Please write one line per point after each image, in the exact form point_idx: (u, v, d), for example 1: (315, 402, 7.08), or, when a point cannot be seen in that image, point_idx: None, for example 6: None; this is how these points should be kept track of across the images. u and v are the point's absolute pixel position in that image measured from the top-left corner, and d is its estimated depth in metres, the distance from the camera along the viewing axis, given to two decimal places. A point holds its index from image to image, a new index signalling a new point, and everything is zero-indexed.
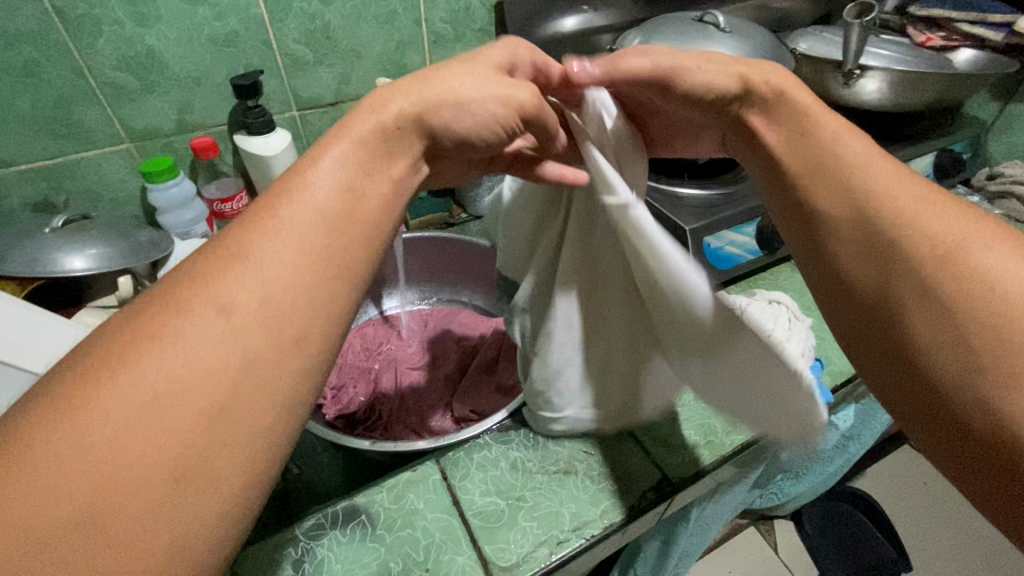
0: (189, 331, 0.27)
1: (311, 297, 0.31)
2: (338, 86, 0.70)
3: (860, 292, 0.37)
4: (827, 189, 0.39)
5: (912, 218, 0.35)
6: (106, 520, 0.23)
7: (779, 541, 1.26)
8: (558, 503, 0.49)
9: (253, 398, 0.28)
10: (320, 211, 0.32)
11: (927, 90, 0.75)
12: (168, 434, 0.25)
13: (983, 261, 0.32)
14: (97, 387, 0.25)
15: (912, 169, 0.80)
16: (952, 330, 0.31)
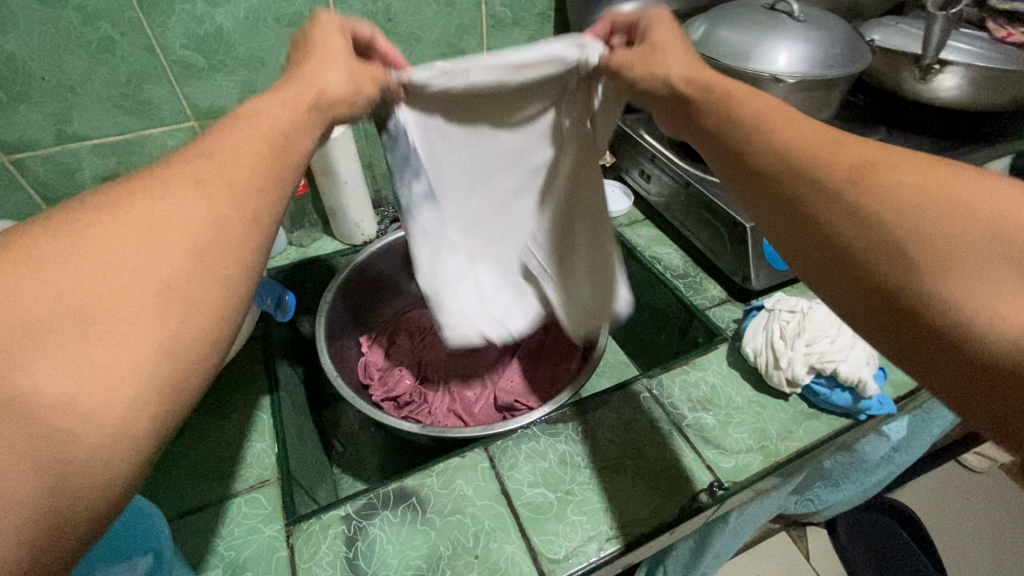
0: (144, 202, 0.27)
1: (262, 183, 0.32)
2: None
3: (801, 209, 0.33)
4: (743, 141, 0.38)
5: (816, 148, 0.34)
6: (77, 342, 0.23)
7: (812, 548, 1.24)
8: (606, 498, 0.49)
9: (217, 260, 0.28)
10: (253, 132, 0.34)
11: (1010, 89, 0.71)
12: (130, 285, 0.25)
13: (892, 170, 0.31)
14: (54, 243, 0.25)
15: (988, 171, 0.76)
16: (884, 237, 0.29)
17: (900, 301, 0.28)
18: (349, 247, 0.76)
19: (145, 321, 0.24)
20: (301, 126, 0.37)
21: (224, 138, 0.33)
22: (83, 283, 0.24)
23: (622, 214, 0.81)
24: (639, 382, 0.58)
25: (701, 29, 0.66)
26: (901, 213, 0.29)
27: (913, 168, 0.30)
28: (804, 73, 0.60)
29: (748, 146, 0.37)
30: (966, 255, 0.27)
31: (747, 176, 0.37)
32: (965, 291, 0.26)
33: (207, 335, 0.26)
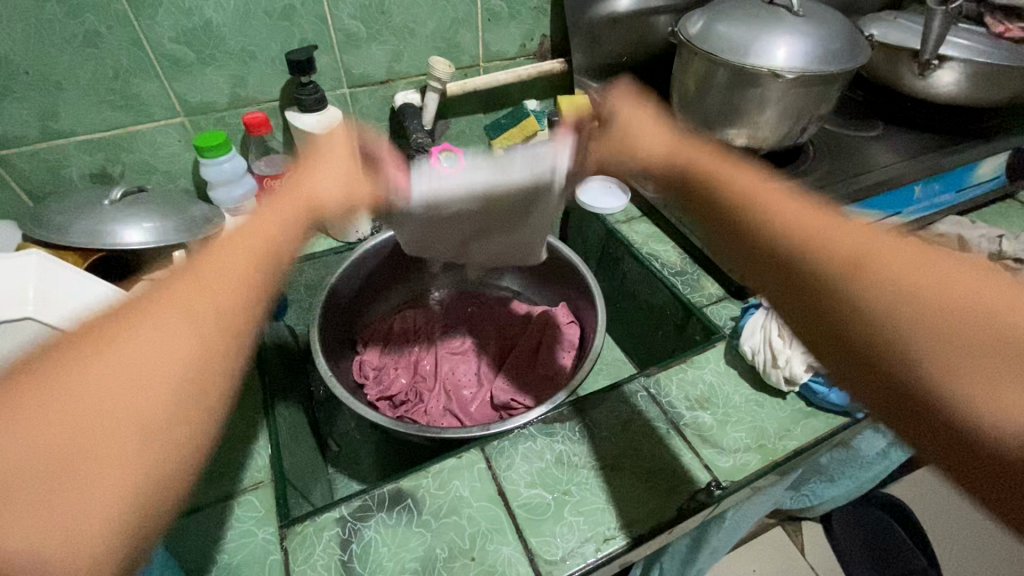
0: (114, 353, 0.30)
1: (256, 280, 0.39)
2: (390, 63, 0.69)
3: (823, 298, 0.35)
4: (750, 228, 0.41)
5: (824, 238, 0.37)
6: (45, 492, 0.25)
7: (806, 543, 1.24)
8: (604, 499, 0.48)
9: (189, 407, 0.30)
10: (222, 283, 0.37)
11: (1008, 85, 0.71)
12: (89, 447, 0.26)
13: (894, 269, 0.34)
14: (23, 392, 0.27)
15: (985, 168, 0.76)
16: (902, 335, 0.31)
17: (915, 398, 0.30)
18: (343, 244, 0.74)
19: (109, 476, 0.26)
20: (291, 234, 0.46)
21: (216, 266, 0.38)
22: (51, 433, 0.26)
23: (619, 210, 0.80)
24: (635, 380, 0.58)
25: (699, 24, 0.66)
26: (918, 314, 0.31)
27: (919, 270, 0.33)
28: (799, 68, 0.59)
29: (756, 228, 0.41)
30: (978, 359, 0.29)
31: (771, 266, 0.39)
32: (979, 393, 0.28)
33: (168, 487, 0.29)
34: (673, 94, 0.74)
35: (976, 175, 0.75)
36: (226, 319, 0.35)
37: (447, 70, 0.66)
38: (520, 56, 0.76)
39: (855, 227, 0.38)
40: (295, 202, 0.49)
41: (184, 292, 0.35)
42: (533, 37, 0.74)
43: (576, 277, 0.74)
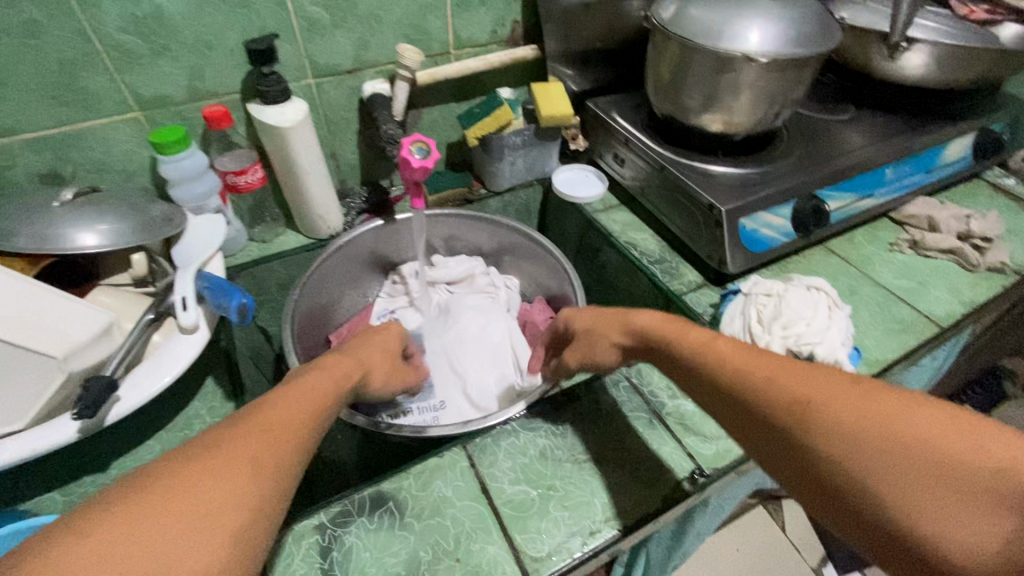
0: (195, 484, 0.31)
1: (233, 495, 0.32)
2: (357, 52, 0.66)
3: (787, 450, 0.37)
4: (705, 379, 0.43)
5: (769, 385, 0.39)
6: None
7: (787, 521, 1.27)
8: (589, 492, 0.48)
9: (226, 528, 0.31)
10: (246, 434, 0.35)
11: (973, 66, 0.72)
12: (156, 557, 0.28)
13: (835, 408, 0.36)
14: (92, 528, 0.28)
15: (952, 149, 0.77)
16: (862, 483, 0.33)
17: (888, 543, 0.32)
18: (315, 241, 0.71)
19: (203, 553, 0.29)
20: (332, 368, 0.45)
21: (285, 393, 0.40)
22: (103, 567, 0.27)
23: (596, 199, 0.79)
24: (616, 371, 0.57)
25: (672, 9, 0.65)
26: (866, 456, 0.34)
27: (854, 403, 0.36)
28: (774, 53, 0.59)
29: (713, 380, 0.42)
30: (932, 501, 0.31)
31: (731, 414, 0.41)
32: (944, 534, 0.31)
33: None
34: (647, 81, 0.73)
35: (945, 156, 0.77)
36: (279, 454, 0.35)
37: (416, 58, 0.64)
38: (491, 43, 0.73)
39: (792, 366, 0.40)
40: (380, 350, 0.54)
41: (263, 419, 0.36)
42: (504, 24, 0.73)
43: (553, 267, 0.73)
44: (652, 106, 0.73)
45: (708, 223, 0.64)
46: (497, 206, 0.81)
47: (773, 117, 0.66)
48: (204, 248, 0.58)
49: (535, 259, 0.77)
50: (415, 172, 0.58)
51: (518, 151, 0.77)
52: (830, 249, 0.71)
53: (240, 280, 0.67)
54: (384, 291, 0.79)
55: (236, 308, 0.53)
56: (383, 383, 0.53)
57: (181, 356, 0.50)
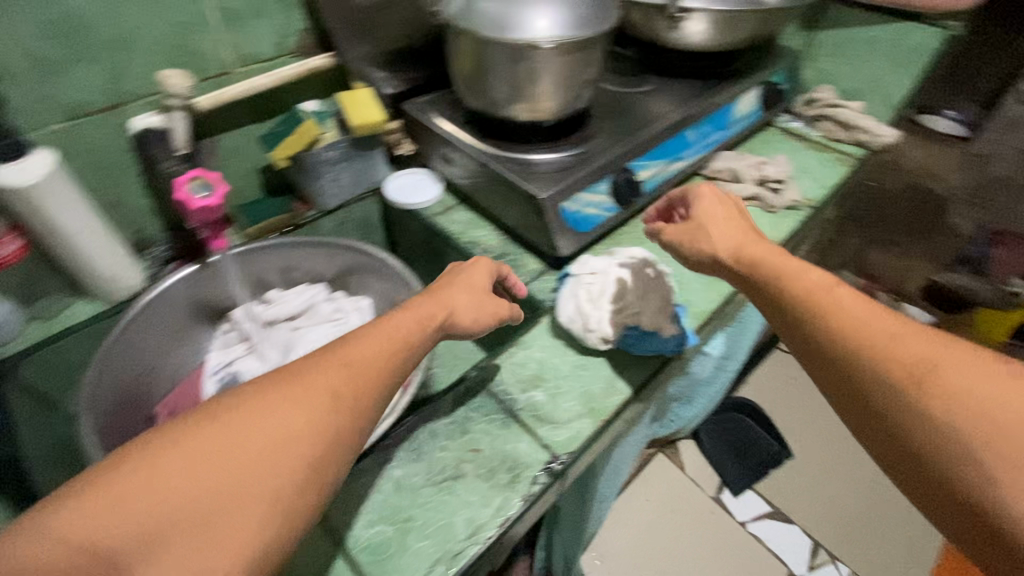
0: (270, 409, 0.33)
1: (310, 433, 0.33)
2: (112, 86, 0.57)
3: (881, 408, 0.36)
4: (803, 331, 0.41)
5: (886, 342, 0.36)
6: (192, 519, 0.29)
7: (686, 461, 1.37)
8: (450, 512, 0.46)
9: (299, 458, 0.32)
10: (317, 399, 0.35)
11: (742, 27, 0.79)
12: (239, 480, 0.30)
13: (961, 379, 0.33)
14: (183, 441, 0.31)
15: (742, 103, 0.85)
16: (963, 451, 0.32)
17: (969, 511, 0.31)
18: (114, 305, 0.63)
19: (278, 475, 0.31)
20: (413, 338, 0.43)
21: (353, 357, 0.38)
22: (197, 469, 0.30)
23: (434, 202, 0.76)
24: (468, 379, 0.56)
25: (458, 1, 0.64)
26: (934, 396, 0.33)
27: (982, 378, 0.33)
28: (560, 36, 0.60)
29: (814, 332, 0.40)
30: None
31: (795, 335, 0.42)
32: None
33: (305, 507, 0.32)
34: (453, 76, 0.71)
35: (738, 111, 0.84)
36: (354, 394, 0.36)
37: (184, 82, 0.57)
38: (280, 56, 0.67)
39: (922, 331, 0.37)
40: (462, 288, 0.51)
41: (343, 355, 0.38)
42: (289, 33, 0.67)
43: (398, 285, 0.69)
44: (465, 102, 0.72)
45: (533, 214, 0.65)
46: (331, 226, 0.75)
47: (576, 98, 0.68)
48: None
49: (376, 279, 0.73)
50: (200, 213, 0.52)
51: (338, 165, 0.72)
52: None
53: (25, 369, 0.57)
54: (216, 343, 0.71)
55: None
56: (472, 318, 0.50)
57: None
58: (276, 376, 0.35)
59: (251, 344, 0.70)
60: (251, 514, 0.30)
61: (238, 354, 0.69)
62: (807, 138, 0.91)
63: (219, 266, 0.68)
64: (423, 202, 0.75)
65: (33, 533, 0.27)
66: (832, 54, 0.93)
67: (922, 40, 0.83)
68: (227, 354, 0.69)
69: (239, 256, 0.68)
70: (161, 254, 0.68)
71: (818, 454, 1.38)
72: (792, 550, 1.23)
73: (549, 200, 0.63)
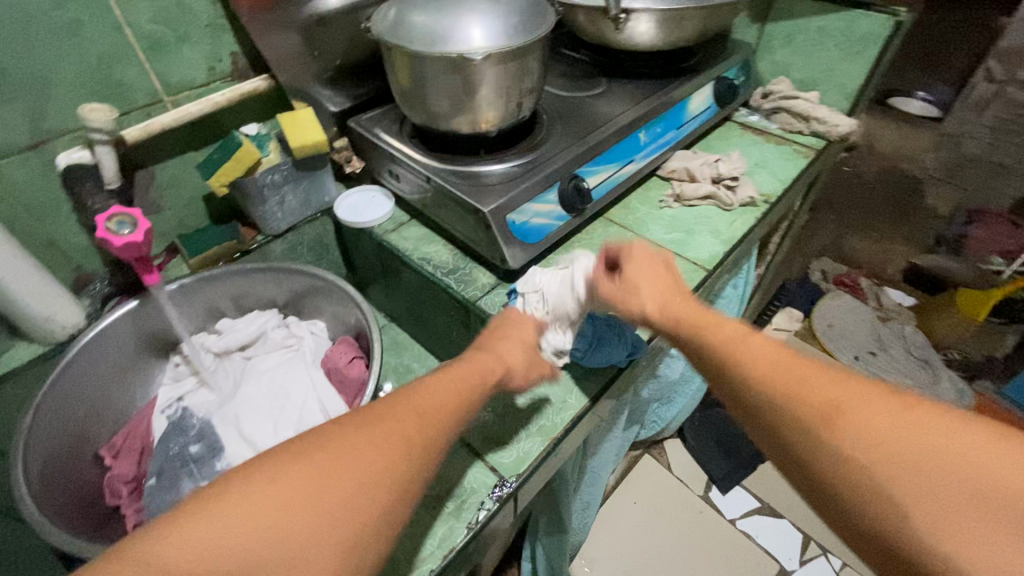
0: (358, 445, 0.34)
1: (388, 482, 0.33)
2: (33, 124, 0.55)
3: (819, 473, 0.35)
4: (722, 378, 0.41)
5: (811, 399, 0.36)
6: (274, 563, 0.29)
7: (672, 460, 1.36)
8: (394, 546, 0.46)
9: (379, 501, 0.33)
10: (394, 445, 0.35)
11: (688, 25, 0.78)
12: (320, 525, 0.30)
13: (869, 414, 0.34)
14: (281, 470, 0.31)
15: (696, 100, 0.83)
16: (881, 492, 0.32)
17: None
18: (51, 347, 0.61)
19: (355, 521, 0.31)
20: (481, 385, 0.43)
21: (422, 403, 0.38)
22: (280, 511, 0.30)
23: (384, 218, 0.75)
24: None
25: (392, 12, 0.63)
26: (881, 461, 0.32)
27: (888, 413, 0.34)
28: (492, 44, 0.59)
29: (733, 377, 0.40)
30: (960, 520, 0.29)
31: (735, 400, 0.40)
32: (961, 553, 0.29)
33: (376, 552, 0.32)
34: (393, 90, 0.69)
35: (691, 108, 0.83)
36: (424, 439, 0.36)
37: (106, 115, 0.56)
38: (213, 81, 0.66)
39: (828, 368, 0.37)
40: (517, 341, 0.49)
41: (415, 401, 0.38)
42: (221, 58, 0.66)
43: (349, 307, 0.68)
44: (409, 117, 0.71)
45: (481, 226, 0.63)
46: (282, 249, 0.75)
47: (518, 107, 0.67)
48: None
49: (327, 302, 0.71)
50: (125, 249, 0.51)
51: (283, 188, 0.70)
52: (609, 219, 0.75)
53: None
54: (166, 377, 0.70)
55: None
56: (523, 374, 0.48)
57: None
58: (358, 420, 0.36)
59: (203, 377, 0.68)
60: (334, 547, 0.30)
61: (190, 388, 0.68)
62: (766, 131, 0.90)
63: (161, 300, 0.66)
64: (369, 222, 0.73)
65: (138, 562, 0.27)
66: (786, 45, 0.92)
67: (870, 28, 0.83)
68: (179, 388, 0.68)
69: (181, 288, 0.66)
70: (99, 288, 0.65)
71: None
72: (782, 545, 1.22)
73: (494, 213, 0.61)
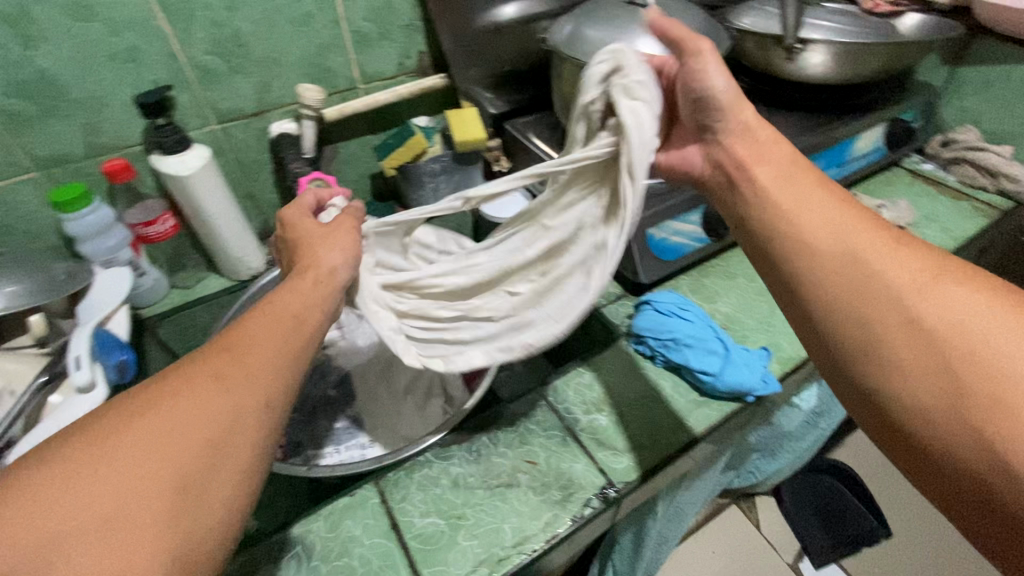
0: (153, 414, 0.32)
1: (224, 411, 0.34)
2: (259, 94, 0.66)
3: (857, 347, 0.40)
4: (792, 253, 0.44)
5: (878, 281, 0.40)
6: (97, 530, 0.28)
7: (762, 518, 1.26)
8: (499, 518, 0.48)
9: (213, 431, 0.33)
10: (212, 382, 0.35)
11: (869, 61, 0.74)
12: (142, 476, 0.30)
13: (947, 299, 0.38)
14: (40, 476, 0.29)
15: (864, 140, 0.78)
16: (911, 362, 0.37)
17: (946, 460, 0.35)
18: (236, 282, 0.72)
19: (183, 455, 0.32)
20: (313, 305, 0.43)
21: (248, 337, 0.38)
22: (91, 481, 0.29)
23: None
24: (531, 392, 0.57)
25: (567, 28, 0.67)
26: (926, 342, 0.37)
27: (955, 300, 0.37)
28: None
29: (809, 258, 0.43)
30: (998, 400, 0.33)
31: (788, 282, 0.44)
32: (988, 423, 0.33)
33: (230, 470, 0.33)
34: (554, 97, 0.73)
35: (858, 148, 0.79)
36: (264, 368, 0.37)
37: (318, 96, 0.65)
38: (399, 74, 0.75)
39: (906, 251, 0.41)
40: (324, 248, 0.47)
41: (244, 333, 0.39)
42: (410, 54, 0.74)
43: None
44: (563, 124, 0.74)
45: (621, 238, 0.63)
46: None
47: None
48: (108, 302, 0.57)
49: None
50: None
51: (438, 177, 0.74)
52: None
53: (161, 329, 0.67)
54: None
55: (114, 365, 0.53)
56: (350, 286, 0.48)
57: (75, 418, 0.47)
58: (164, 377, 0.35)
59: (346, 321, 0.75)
60: (166, 488, 0.30)
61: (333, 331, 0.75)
62: (942, 183, 0.83)
63: None
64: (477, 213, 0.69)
65: None
66: (981, 92, 0.83)
67: None
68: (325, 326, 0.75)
69: None
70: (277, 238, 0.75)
71: (925, 542, 1.20)
72: None
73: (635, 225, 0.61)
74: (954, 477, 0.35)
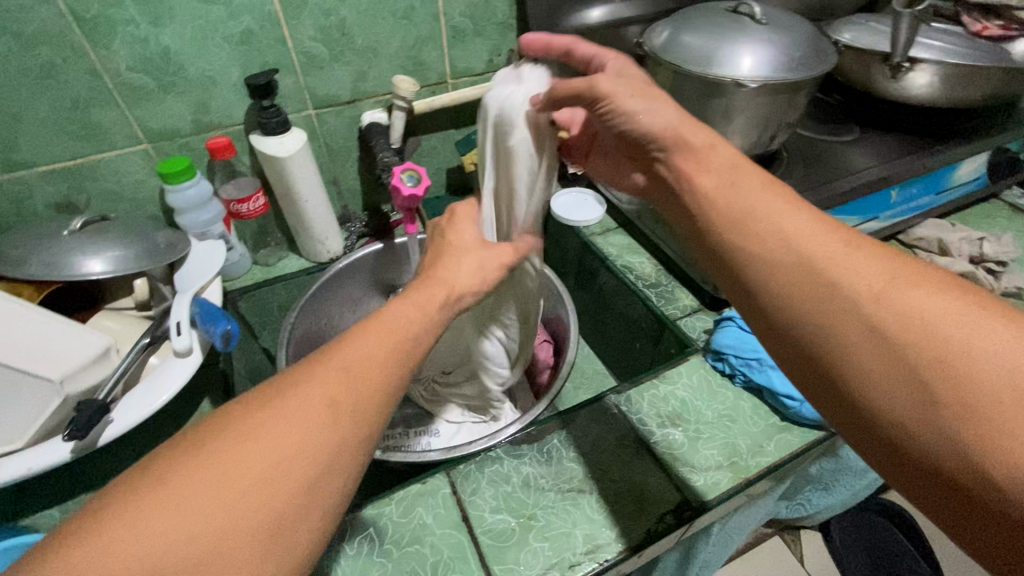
0: (259, 437, 0.30)
1: (325, 439, 0.32)
2: (355, 83, 0.68)
3: (824, 357, 0.35)
4: (745, 257, 0.38)
5: (834, 281, 0.35)
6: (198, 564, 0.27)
7: (806, 552, 1.21)
8: (571, 523, 0.47)
9: (313, 461, 0.31)
10: (316, 404, 0.32)
11: (981, 85, 0.70)
12: (241, 507, 0.28)
13: (913, 297, 0.32)
14: (149, 498, 0.27)
15: (966, 168, 0.74)
16: (883, 373, 0.32)
17: (938, 477, 0.30)
18: (315, 264, 0.74)
19: (282, 487, 0.29)
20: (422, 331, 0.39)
21: (357, 352, 0.36)
22: (195, 509, 0.28)
23: (595, 221, 0.78)
24: (604, 399, 0.56)
25: (665, 33, 0.66)
26: (891, 349, 0.32)
27: (918, 296, 0.32)
28: (766, 76, 0.59)
29: (759, 263, 0.38)
30: (990, 410, 0.29)
31: (745, 290, 0.39)
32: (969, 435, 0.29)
33: (323, 504, 0.31)
34: None
35: (958, 175, 0.75)
36: (368, 393, 0.34)
37: (411, 88, 0.66)
38: (488, 71, 0.75)
39: (863, 247, 0.36)
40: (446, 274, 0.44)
41: (351, 352, 0.36)
42: (500, 52, 0.74)
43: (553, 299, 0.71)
44: None
45: None
46: None
47: (769, 138, 0.67)
48: (202, 274, 0.59)
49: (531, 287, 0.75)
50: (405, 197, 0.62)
51: None
52: None
53: (241, 303, 0.69)
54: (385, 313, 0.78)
55: (220, 333, 0.54)
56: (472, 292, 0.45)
57: (172, 381, 0.50)
58: (276, 393, 0.33)
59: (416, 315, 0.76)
60: (262, 521, 0.28)
61: None
62: None
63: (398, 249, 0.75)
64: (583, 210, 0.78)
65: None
66: None
67: None
68: None
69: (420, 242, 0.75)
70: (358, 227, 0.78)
71: None
72: None
73: None
74: (943, 494, 0.30)
